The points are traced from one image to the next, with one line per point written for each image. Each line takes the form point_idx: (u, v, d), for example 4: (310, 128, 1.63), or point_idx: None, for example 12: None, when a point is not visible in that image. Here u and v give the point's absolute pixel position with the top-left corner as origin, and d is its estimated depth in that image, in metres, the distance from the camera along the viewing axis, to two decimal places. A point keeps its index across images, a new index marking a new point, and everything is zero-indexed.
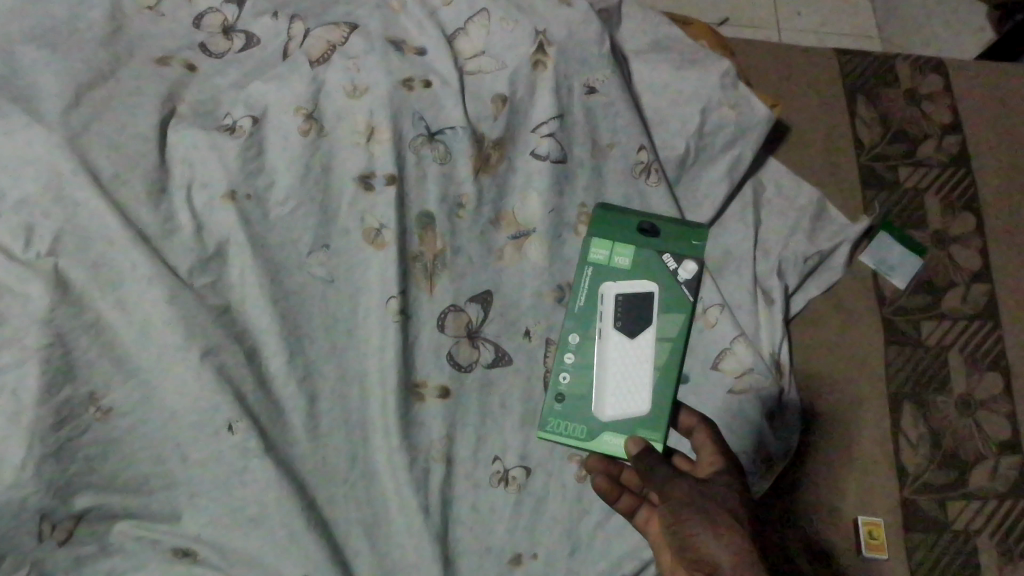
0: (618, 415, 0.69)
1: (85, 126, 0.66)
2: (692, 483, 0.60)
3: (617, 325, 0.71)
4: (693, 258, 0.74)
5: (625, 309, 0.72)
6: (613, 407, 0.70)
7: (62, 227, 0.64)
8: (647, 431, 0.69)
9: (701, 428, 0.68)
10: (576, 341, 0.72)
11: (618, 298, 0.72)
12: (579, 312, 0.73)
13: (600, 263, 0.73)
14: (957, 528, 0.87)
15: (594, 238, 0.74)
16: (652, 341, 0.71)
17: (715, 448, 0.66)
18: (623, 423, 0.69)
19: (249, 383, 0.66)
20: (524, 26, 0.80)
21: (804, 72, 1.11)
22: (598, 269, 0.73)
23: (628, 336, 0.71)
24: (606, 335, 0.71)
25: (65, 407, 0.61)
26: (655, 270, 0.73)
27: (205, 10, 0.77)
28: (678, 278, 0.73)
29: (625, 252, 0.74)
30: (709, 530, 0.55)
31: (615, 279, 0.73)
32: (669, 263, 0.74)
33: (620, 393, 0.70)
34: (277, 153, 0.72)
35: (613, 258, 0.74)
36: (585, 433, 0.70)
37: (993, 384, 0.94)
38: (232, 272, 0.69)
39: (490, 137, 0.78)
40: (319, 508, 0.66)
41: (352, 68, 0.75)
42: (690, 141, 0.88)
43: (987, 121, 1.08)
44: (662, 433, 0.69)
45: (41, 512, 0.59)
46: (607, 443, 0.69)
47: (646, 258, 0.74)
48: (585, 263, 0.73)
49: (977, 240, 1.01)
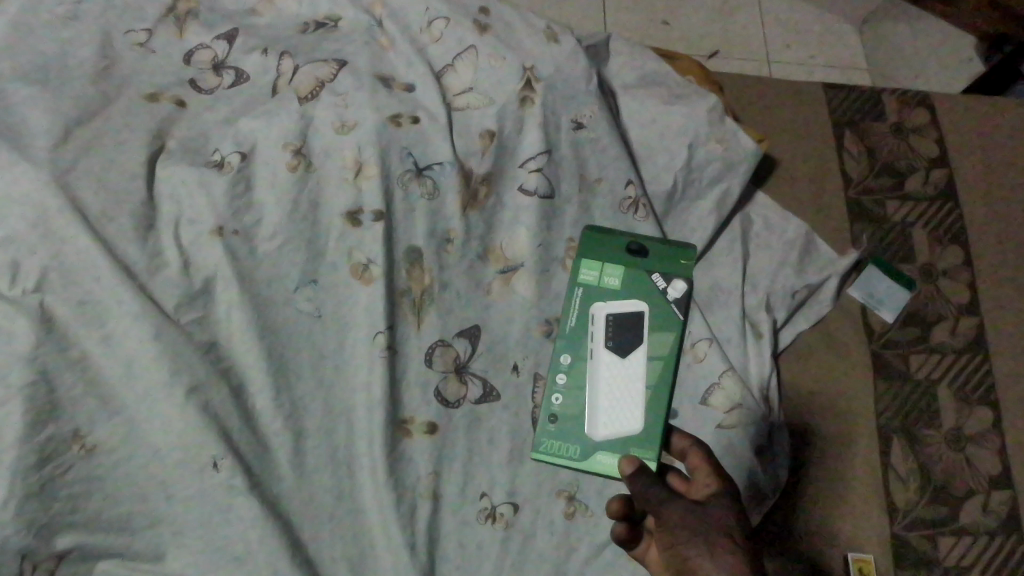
0: (611, 433, 0.70)
1: (73, 163, 0.67)
2: (688, 508, 0.59)
3: (608, 345, 0.72)
4: (682, 276, 0.74)
5: (615, 329, 0.73)
6: (605, 426, 0.70)
7: (48, 263, 0.64)
8: (640, 450, 0.69)
9: (694, 446, 0.67)
10: (568, 362, 0.73)
11: (609, 318, 0.73)
12: (569, 334, 0.73)
13: (591, 283, 0.74)
14: (949, 565, 0.86)
15: (584, 260, 0.75)
16: (643, 359, 0.72)
17: (708, 466, 0.65)
18: (615, 442, 0.70)
19: (235, 420, 0.65)
20: (512, 65, 0.82)
21: (789, 107, 1.12)
22: (587, 291, 0.74)
23: (618, 356, 0.72)
24: (598, 355, 0.72)
25: (49, 446, 0.60)
26: (643, 288, 0.74)
27: (196, 46, 0.79)
28: (667, 296, 0.74)
29: (614, 274, 0.74)
30: (707, 554, 0.55)
31: (606, 300, 0.74)
32: (658, 283, 0.74)
33: (612, 412, 0.71)
34: (265, 189, 0.72)
35: (602, 279, 0.74)
36: (579, 454, 0.70)
37: (983, 418, 0.94)
38: (219, 307, 0.69)
39: (478, 172, 0.79)
40: (304, 546, 0.65)
41: (341, 105, 0.76)
42: (679, 175, 0.88)
43: (974, 154, 1.09)
44: (656, 450, 0.69)
45: (23, 551, 0.58)
46: (600, 462, 0.70)
47: (634, 277, 0.74)
48: (574, 284, 0.74)
49: (965, 273, 1.01)
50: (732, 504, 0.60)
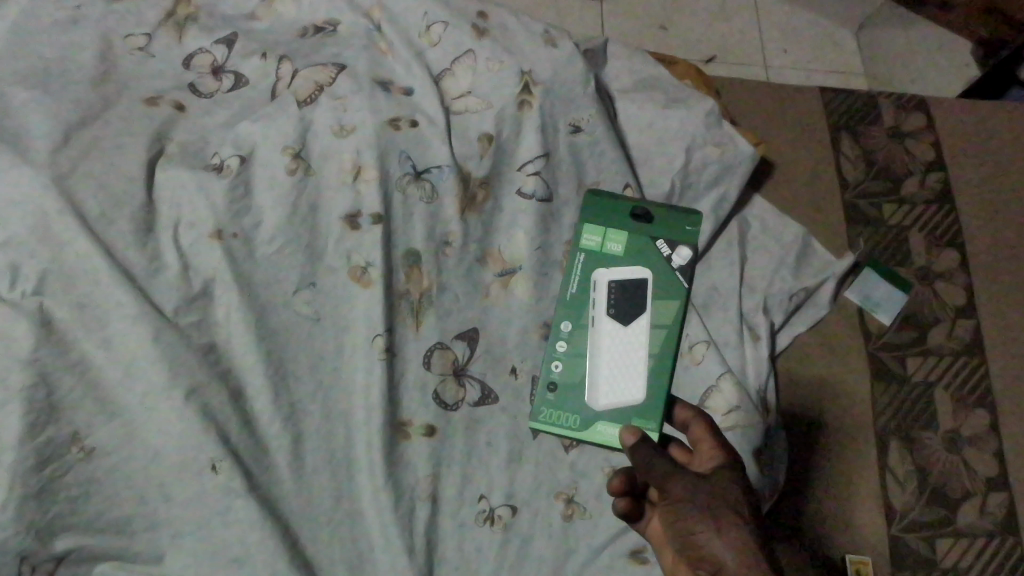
0: (613, 403, 0.71)
1: (73, 167, 0.67)
2: (693, 479, 0.59)
3: (610, 312, 0.73)
4: (686, 244, 0.75)
5: (618, 296, 0.73)
6: (607, 396, 0.71)
7: (48, 266, 0.64)
8: (642, 420, 0.70)
9: (696, 419, 0.68)
10: (568, 329, 0.73)
11: (611, 284, 0.73)
12: (569, 302, 0.74)
13: (593, 249, 0.75)
14: (947, 566, 0.86)
15: (587, 225, 0.76)
16: (646, 328, 0.73)
17: (712, 438, 0.66)
18: (616, 412, 0.71)
19: (234, 423, 0.65)
20: (511, 68, 0.82)
21: (786, 111, 1.13)
22: (591, 256, 0.75)
23: (621, 323, 0.72)
24: (599, 323, 0.73)
25: (47, 449, 0.60)
26: (648, 256, 0.74)
27: (195, 51, 0.79)
28: (672, 265, 0.74)
29: (618, 239, 0.75)
30: (714, 528, 0.55)
31: (608, 266, 0.74)
32: (663, 249, 0.75)
33: (613, 381, 0.71)
34: (264, 192, 0.73)
35: (606, 245, 0.75)
36: (579, 424, 0.71)
37: (980, 420, 0.94)
38: (218, 310, 0.69)
39: (476, 175, 0.79)
40: (302, 548, 0.66)
41: (340, 109, 0.76)
42: (677, 178, 0.89)
43: (970, 157, 1.10)
44: (657, 421, 0.70)
45: (21, 554, 0.59)
46: (601, 433, 0.71)
47: (639, 243, 0.75)
48: (578, 249, 0.75)
49: (961, 275, 1.02)
50: (737, 478, 0.60)
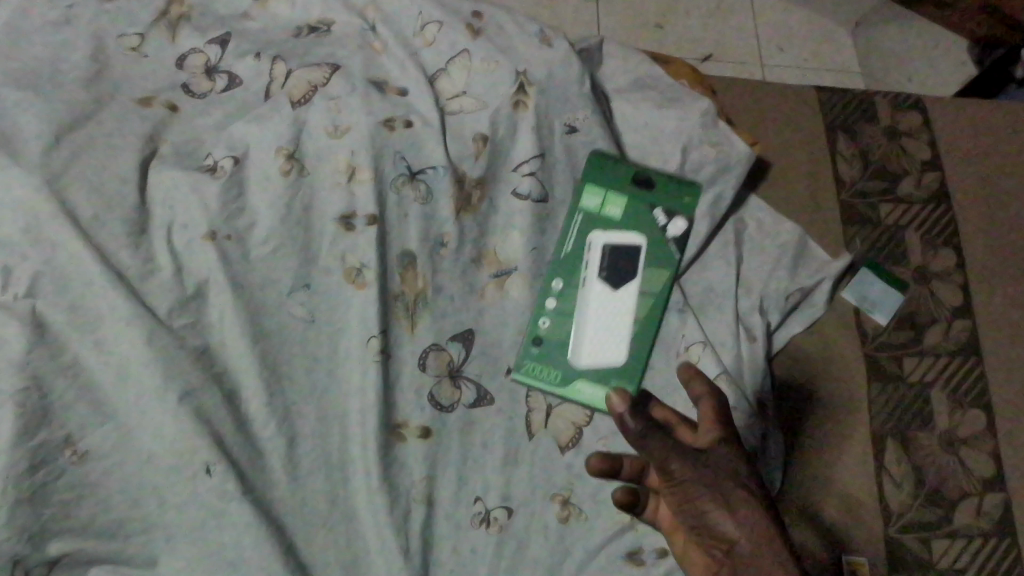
0: (594, 361, 0.79)
1: (65, 168, 0.67)
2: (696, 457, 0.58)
3: (601, 275, 0.81)
4: (681, 216, 0.85)
5: (609, 260, 0.81)
6: (590, 354, 0.79)
7: (39, 269, 0.63)
8: (619, 380, 0.79)
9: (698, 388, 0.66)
10: (559, 287, 0.80)
11: (605, 248, 0.81)
12: (563, 260, 0.81)
13: (591, 210, 0.83)
14: (940, 566, 0.87)
15: (587, 186, 0.83)
16: (633, 294, 0.81)
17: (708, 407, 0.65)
18: (598, 370, 0.79)
19: (228, 425, 0.65)
20: (506, 68, 0.82)
21: (782, 110, 1.12)
22: (587, 216, 0.82)
23: (610, 288, 0.81)
24: (590, 284, 0.80)
25: (40, 452, 0.60)
26: (643, 225, 0.84)
27: (189, 51, 0.79)
28: (667, 235, 0.84)
29: (615, 204, 0.83)
30: (728, 511, 0.57)
31: (604, 230, 0.82)
32: (660, 218, 0.84)
33: (597, 343, 0.80)
34: (257, 193, 0.72)
35: (603, 209, 0.83)
36: (562, 380, 0.78)
37: (976, 420, 0.94)
38: (211, 312, 0.68)
39: (471, 176, 0.79)
40: (297, 551, 0.65)
41: (334, 110, 0.75)
42: (672, 179, 0.89)
43: (966, 157, 1.09)
44: (635, 380, 0.80)
45: (14, 558, 0.58)
46: (579, 389, 0.78)
47: (634, 212, 0.84)
48: (577, 211, 0.82)
49: (957, 275, 1.01)
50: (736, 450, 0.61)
